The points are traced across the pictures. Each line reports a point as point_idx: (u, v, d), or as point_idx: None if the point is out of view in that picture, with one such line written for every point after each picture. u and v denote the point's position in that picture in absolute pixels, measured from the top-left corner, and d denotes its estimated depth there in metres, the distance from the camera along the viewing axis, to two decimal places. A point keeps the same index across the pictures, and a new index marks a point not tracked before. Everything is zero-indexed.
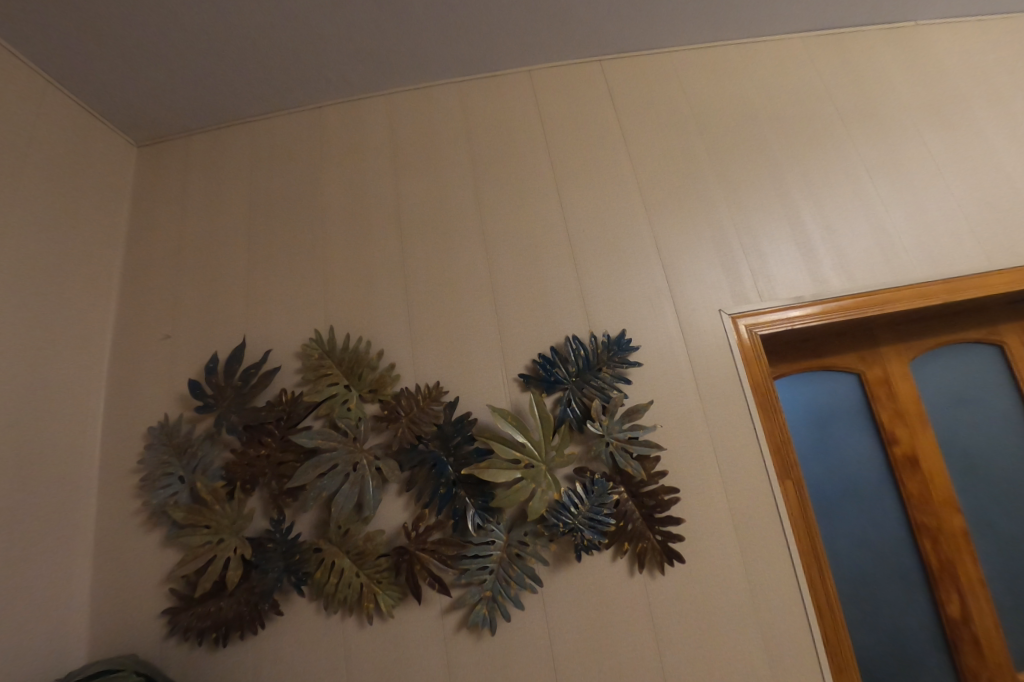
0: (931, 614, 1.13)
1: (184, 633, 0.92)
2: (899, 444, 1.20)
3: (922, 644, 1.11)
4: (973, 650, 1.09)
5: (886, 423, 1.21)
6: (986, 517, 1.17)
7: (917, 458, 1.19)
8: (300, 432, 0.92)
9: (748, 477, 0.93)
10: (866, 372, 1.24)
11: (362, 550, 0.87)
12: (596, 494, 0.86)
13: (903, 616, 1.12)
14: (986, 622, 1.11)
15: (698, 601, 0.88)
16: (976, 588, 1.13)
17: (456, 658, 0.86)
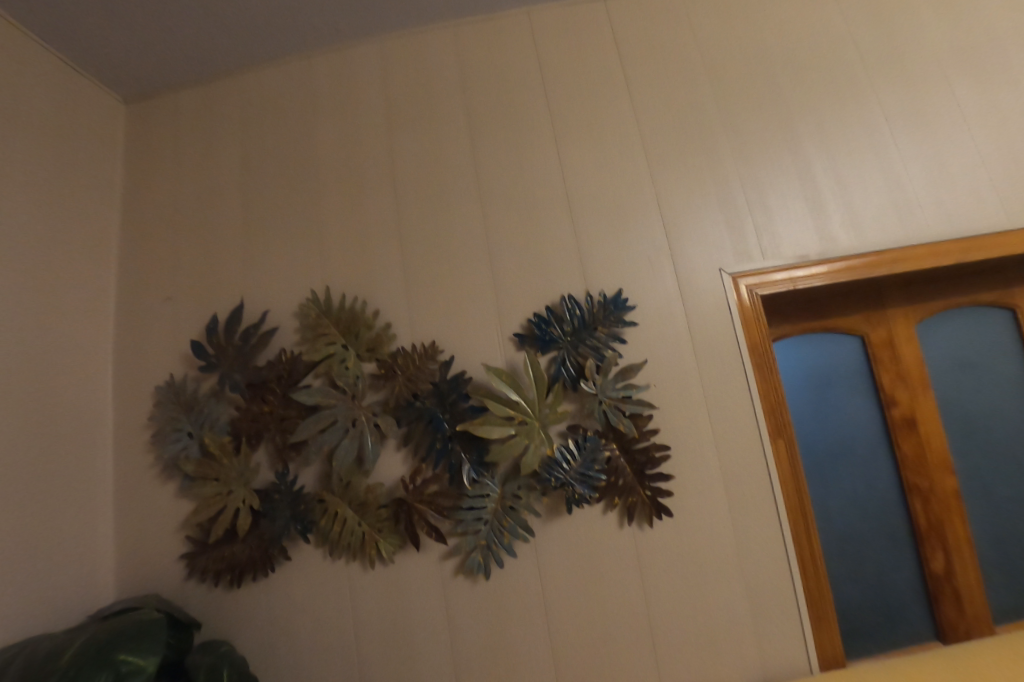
0: (915, 568, 1.16)
1: (201, 574, 0.98)
2: (898, 406, 1.20)
3: (904, 595, 1.15)
4: (953, 601, 1.14)
5: (886, 385, 1.21)
6: (978, 478, 1.19)
7: (914, 420, 1.19)
8: (300, 390, 0.95)
9: (740, 435, 0.94)
10: (869, 334, 1.23)
11: (364, 501, 0.91)
12: (588, 450, 0.88)
13: (887, 568, 1.16)
14: (968, 576, 1.15)
15: (685, 552, 0.92)
16: (961, 544, 1.16)
17: (454, 599, 0.92)
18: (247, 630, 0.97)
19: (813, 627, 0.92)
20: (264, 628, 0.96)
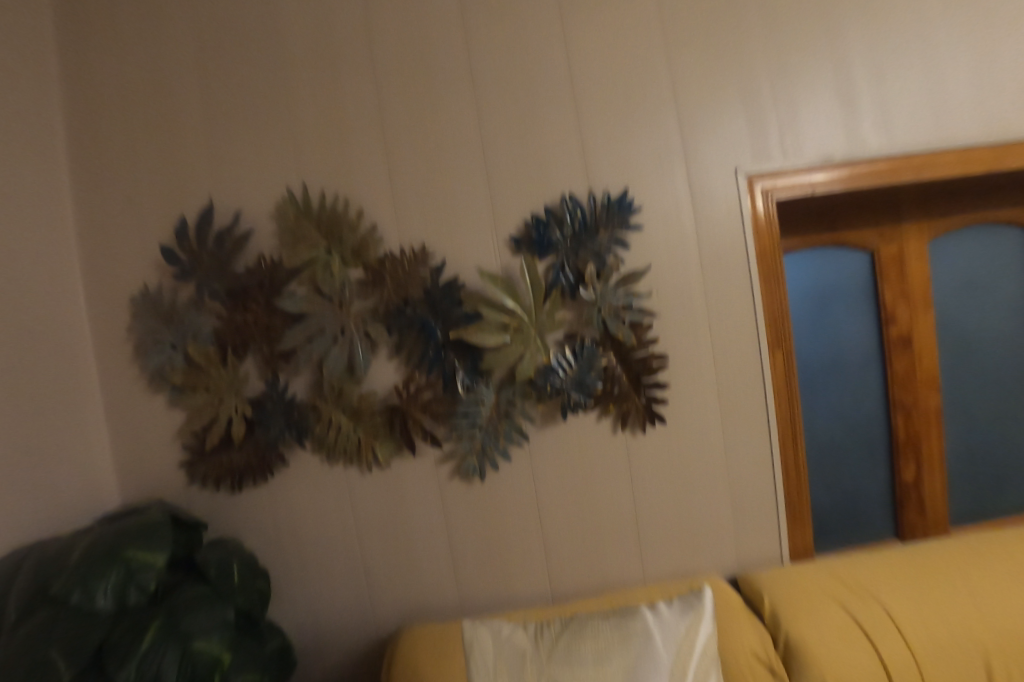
0: (886, 476, 1.22)
1: (203, 479, 1.00)
2: (897, 324, 1.17)
3: (872, 499, 1.22)
4: (916, 507, 1.21)
5: (888, 302, 1.17)
6: (960, 394, 1.21)
7: (910, 338, 1.18)
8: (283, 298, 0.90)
9: (739, 347, 0.92)
10: (881, 249, 1.17)
11: (358, 408, 0.90)
12: (585, 358, 0.86)
13: (861, 475, 1.21)
14: (935, 486, 1.20)
15: (675, 458, 0.94)
16: (933, 456, 1.20)
17: (450, 499, 0.95)
18: (251, 529, 1.01)
19: (788, 523, 1.00)
20: (269, 526, 1.00)
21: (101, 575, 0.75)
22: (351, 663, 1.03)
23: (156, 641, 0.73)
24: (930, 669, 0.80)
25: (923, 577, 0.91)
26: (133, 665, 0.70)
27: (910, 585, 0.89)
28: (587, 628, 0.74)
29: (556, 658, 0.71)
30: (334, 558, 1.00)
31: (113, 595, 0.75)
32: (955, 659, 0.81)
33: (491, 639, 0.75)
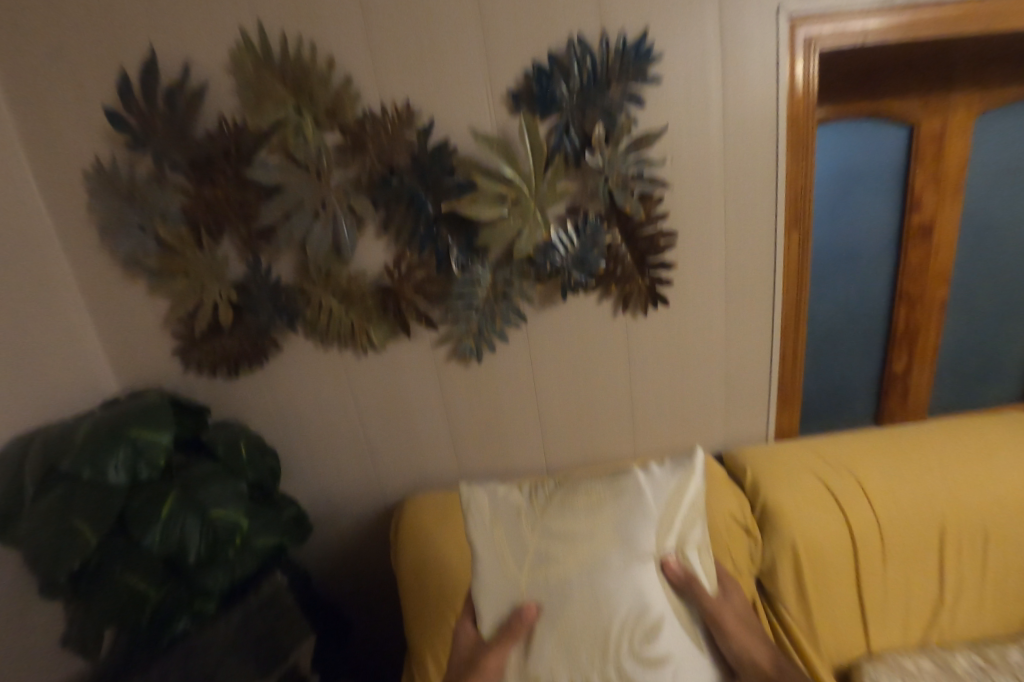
0: (876, 366, 1.21)
1: (197, 367, 0.98)
2: (921, 211, 1.06)
3: (857, 386, 1.23)
4: (898, 395, 1.22)
5: (918, 186, 1.05)
6: (970, 288, 1.15)
7: (932, 227, 1.07)
8: (254, 167, 0.80)
9: (754, 226, 0.86)
10: (921, 126, 1.02)
11: (348, 290, 0.87)
12: (588, 235, 0.80)
13: (851, 364, 1.20)
14: (922, 376, 1.20)
15: (674, 341, 0.93)
16: (926, 349, 1.18)
17: (448, 380, 0.96)
18: (254, 412, 1.02)
19: (777, 405, 1.03)
20: (271, 409, 1.01)
21: (109, 452, 0.74)
22: (363, 525, 1.13)
23: (176, 510, 0.75)
24: (891, 522, 0.87)
25: (895, 446, 0.97)
26: (157, 530, 0.73)
27: (887, 459, 0.94)
28: (579, 485, 0.76)
29: (551, 511, 0.74)
30: (339, 437, 1.04)
31: (126, 471, 0.75)
32: (917, 517, 0.87)
33: (487, 498, 0.75)
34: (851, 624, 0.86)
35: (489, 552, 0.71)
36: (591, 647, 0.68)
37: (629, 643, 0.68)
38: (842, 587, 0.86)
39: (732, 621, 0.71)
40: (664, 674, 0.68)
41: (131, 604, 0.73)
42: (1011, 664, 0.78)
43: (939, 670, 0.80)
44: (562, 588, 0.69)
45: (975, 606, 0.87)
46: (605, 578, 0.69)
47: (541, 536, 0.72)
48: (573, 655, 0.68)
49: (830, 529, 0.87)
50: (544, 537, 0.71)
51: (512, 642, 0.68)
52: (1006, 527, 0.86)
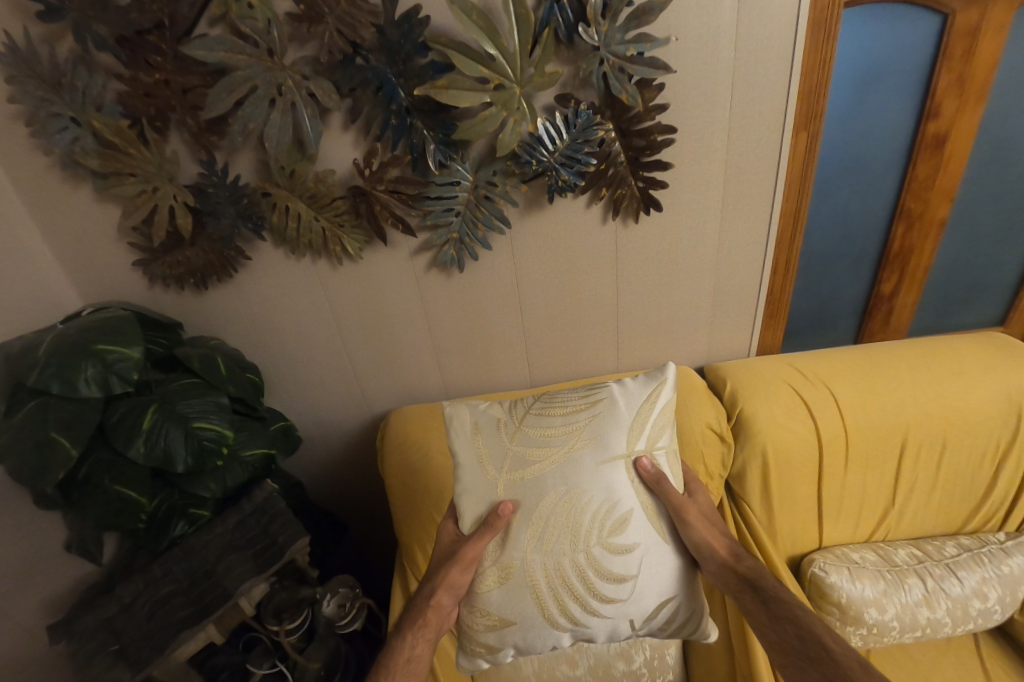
0: (864, 289, 1.09)
1: (163, 281, 0.91)
2: (938, 119, 0.87)
3: (843, 310, 1.13)
4: (881, 318, 1.12)
5: (938, 91, 0.85)
6: (974, 213, 1.01)
7: (945, 140, 0.90)
8: (192, 43, 0.67)
9: (759, 124, 0.79)
10: (958, 15, 0.79)
11: (315, 193, 0.80)
12: (579, 129, 0.73)
13: (839, 286, 1.08)
14: (905, 301, 1.10)
15: (664, 252, 0.90)
16: (917, 272, 1.05)
17: (430, 293, 0.93)
18: (231, 327, 0.98)
19: (763, 319, 1.03)
20: (246, 323, 0.98)
21: (76, 367, 0.69)
22: (352, 438, 1.16)
23: (157, 423, 0.74)
24: (856, 431, 0.91)
25: (872, 356, 0.99)
26: (140, 441, 0.73)
27: (864, 373, 0.95)
28: (556, 398, 0.79)
29: (529, 420, 0.76)
30: (322, 351, 1.02)
31: (98, 385, 0.70)
32: (885, 428, 0.91)
33: (469, 412, 0.77)
34: (807, 524, 0.94)
35: (468, 456, 0.74)
36: (563, 536, 0.70)
37: (598, 535, 0.70)
38: (807, 487, 0.92)
39: (697, 515, 0.73)
40: (632, 560, 0.71)
41: (126, 511, 0.74)
42: (944, 557, 0.91)
43: (881, 561, 0.91)
44: (538, 487, 0.72)
45: (922, 508, 0.94)
46: (578, 475, 0.72)
47: (519, 442, 0.74)
48: (547, 545, 0.70)
49: (799, 437, 0.91)
50: (521, 442, 0.74)
51: (488, 536, 0.70)
52: (966, 438, 0.90)
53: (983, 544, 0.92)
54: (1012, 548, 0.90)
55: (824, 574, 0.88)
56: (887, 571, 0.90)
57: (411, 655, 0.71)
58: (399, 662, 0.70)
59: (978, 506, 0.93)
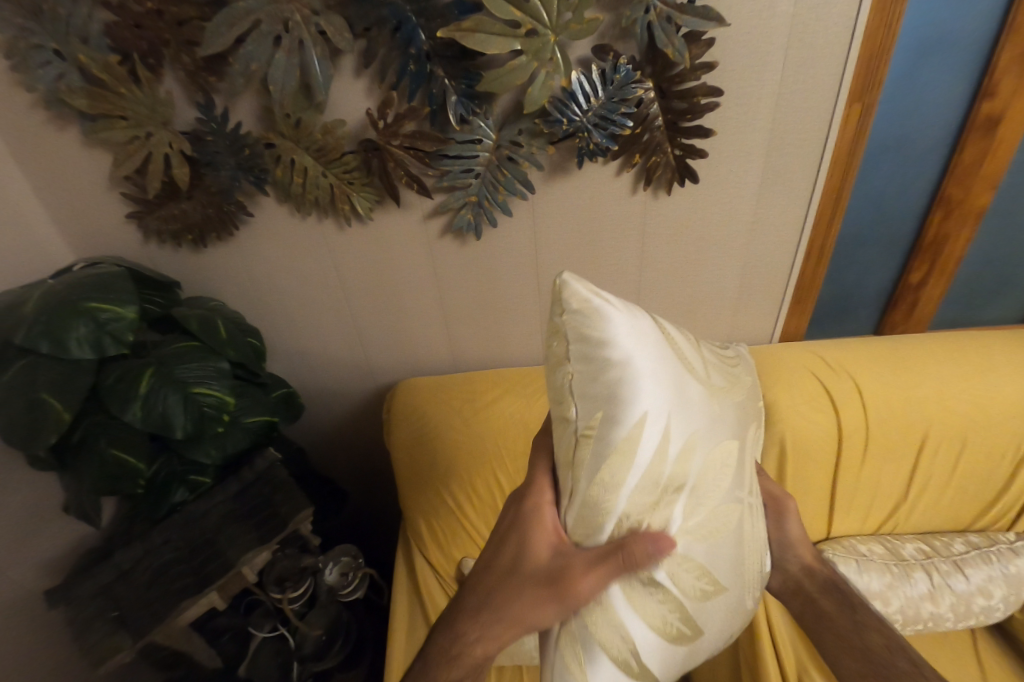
0: (892, 276, 1.04)
1: (159, 236, 0.85)
2: (994, 99, 0.79)
3: (868, 296, 1.08)
4: (905, 309, 1.07)
5: (1000, 66, 0.76)
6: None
7: (1000, 121, 0.81)
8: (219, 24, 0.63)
9: (810, 92, 0.73)
10: None
11: (323, 146, 0.73)
12: (616, 86, 0.66)
13: (868, 272, 1.03)
14: (933, 293, 1.04)
15: (693, 226, 0.85)
16: (951, 261, 0.99)
17: (442, 259, 0.88)
18: (230, 287, 0.93)
19: (788, 302, 0.98)
20: (246, 284, 0.93)
21: (67, 325, 0.65)
22: (356, 407, 1.13)
23: (155, 388, 0.70)
24: (877, 424, 0.88)
25: (901, 349, 0.94)
26: (137, 406, 0.69)
27: (890, 366, 0.91)
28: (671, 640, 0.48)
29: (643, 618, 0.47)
30: (325, 315, 0.97)
31: (90, 346, 0.66)
32: (907, 422, 0.88)
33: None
34: (818, 515, 0.93)
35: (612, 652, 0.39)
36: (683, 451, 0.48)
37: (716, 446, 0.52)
38: (821, 478, 0.90)
39: None
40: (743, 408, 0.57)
41: (125, 478, 0.71)
42: (952, 553, 0.90)
43: (889, 554, 0.91)
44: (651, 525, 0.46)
45: (933, 503, 0.92)
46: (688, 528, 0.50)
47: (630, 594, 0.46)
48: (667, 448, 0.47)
49: (819, 427, 0.88)
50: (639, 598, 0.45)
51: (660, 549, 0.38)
52: (987, 438, 0.88)
53: (991, 542, 0.91)
54: (1021, 548, 0.89)
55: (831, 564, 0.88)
56: (894, 565, 0.89)
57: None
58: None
59: (989, 503, 0.92)
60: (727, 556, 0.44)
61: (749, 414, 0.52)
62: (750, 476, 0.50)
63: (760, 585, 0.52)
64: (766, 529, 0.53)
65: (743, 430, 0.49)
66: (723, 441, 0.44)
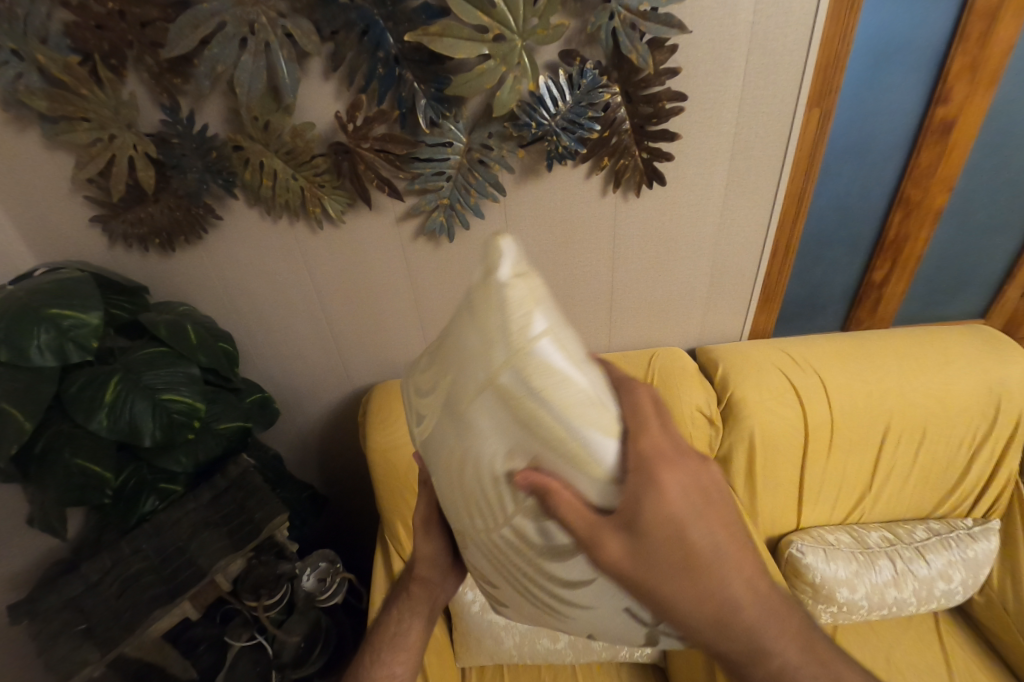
0: (855, 275, 1.07)
1: (125, 241, 0.84)
2: (946, 105, 0.83)
3: (834, 295, 1.11)
4: (870, 305, 1.11)
5: (951, 73, 0.80)
6: (976, 200, 0.99)
7: (953, 125, 0.85)
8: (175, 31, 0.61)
9: (772, 97, 0.75)
10: None
11: (292, 149, 0.73)
12: (583, 91, 0.68)
13: (834, 271, 1.06)
14: (895, 290, 1.08)
15: (662, 226, 0.87)
16: (911, 259, 1.03)
17: (416, 261, 0.88)
18: (200, 292, 0.92)
19: (757, 300, 1.01)
20: (218, 289, 0.91)
21: (27, 333, 0.63)
22: (334, 411, 1.12)
23: (122, 395, 0.69)
24: (841, 417, 0.91)
25: (864, 345, 0.97)
26: (103, 414, 0.67)
27: (853, 361, 0.94)
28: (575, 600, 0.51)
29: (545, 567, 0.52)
30: (298, 319, 0.96)
31: (53, 353, 0.64)
32: (870, 413, 0.91)
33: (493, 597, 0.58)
34: (787, 506, 0.96)
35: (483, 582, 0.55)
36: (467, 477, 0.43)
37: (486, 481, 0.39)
38: (789, 470, 0.93)
39: None
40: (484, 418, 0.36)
41: (91, 487, 0.69)
42: (914, 540, 0.94)
43: (855, 543, 0.94)
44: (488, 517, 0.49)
45: (896, 492, 0.96)
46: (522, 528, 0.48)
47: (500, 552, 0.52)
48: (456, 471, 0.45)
49: (787, 422, 0.91)
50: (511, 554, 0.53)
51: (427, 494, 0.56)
52: (945, 428, 0.92)
53: (951, 528, 0.95)
54: (978, 533, 0.93)
55: (800, 555, 0.91)
56: (860, 552, 0.92)
57: (399, 630, 0.66)
58: (387, 636, 0.66)
59: (949, 491, 0.96)
60: (479, 541, 0.45)
61: (445, 432, 0.41)
62: (476, 501, 0.42)
63: (603, 597, 0.41)
64: (534, 548, 0.40)
65: (443, 412, 0.40)
66: (425, 455, 0.46)
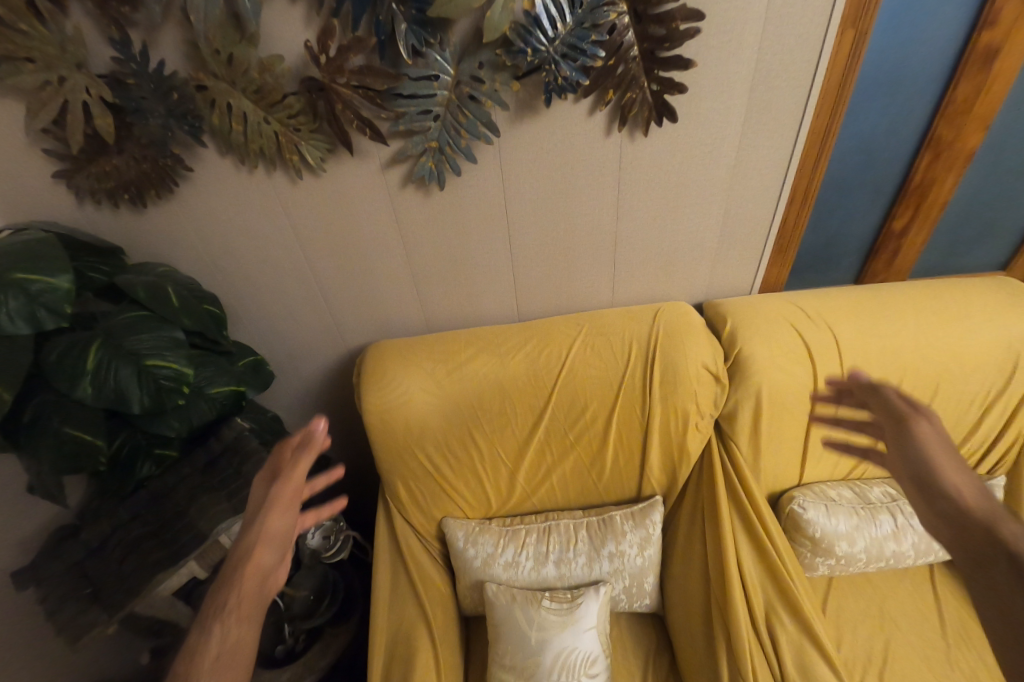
0: (875, 225, 1.00)
1: (92, 197, 0.77)
2: (993, 26, 0.74)
3: (850, 246, 1.05)
4: (887, 257, 1.05)
5: None
6: (1013, 140, 0.90)
7: (999, 51, 0.76)
8: None
9: (801, 16, 0.66)
10: None
11: (261, 87, 0.66)
12: (586, 9, 0.61)
13: (851, 221, 0.99)
14: (915, 240, 1.02)
15: (668, 172, 0.81)
16: (936, 205, 0.96)
17: (405, 212, 0.83)
18: (179, 251, 0.86)
19: (771, 250, 0.95)
20: (196, 247, 0.86)
21: None
22: (328, 374, 1.10)
23: (104, 362, 0.65)
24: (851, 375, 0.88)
25: (885, 299, 0.92)
26: (88, 381, 0.64)
27: (867, 315, 0.90)
28: None
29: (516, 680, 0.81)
30: (286, 280, 0.92)
31: (25, 320, 0.60)
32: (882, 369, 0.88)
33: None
34: (790, 462, 0.94)
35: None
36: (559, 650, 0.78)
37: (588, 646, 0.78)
38: (794, 426, 0.91)
39: None
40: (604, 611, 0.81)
41: (85, 455, 0.67)
42: None
43: (857, 498, 0.94)
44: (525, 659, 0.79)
45: None
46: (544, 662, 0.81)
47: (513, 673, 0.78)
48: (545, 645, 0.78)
49: (795, 380, 0.88)
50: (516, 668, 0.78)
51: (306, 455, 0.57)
52: (957, 385, 0.89)
53: None
54: None
55: (802, 510, 0.90)
56: (861, 507, 0.92)
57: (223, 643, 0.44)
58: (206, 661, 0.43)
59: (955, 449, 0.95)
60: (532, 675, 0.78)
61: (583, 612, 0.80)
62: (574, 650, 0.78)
63: None
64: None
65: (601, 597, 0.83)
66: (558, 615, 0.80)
